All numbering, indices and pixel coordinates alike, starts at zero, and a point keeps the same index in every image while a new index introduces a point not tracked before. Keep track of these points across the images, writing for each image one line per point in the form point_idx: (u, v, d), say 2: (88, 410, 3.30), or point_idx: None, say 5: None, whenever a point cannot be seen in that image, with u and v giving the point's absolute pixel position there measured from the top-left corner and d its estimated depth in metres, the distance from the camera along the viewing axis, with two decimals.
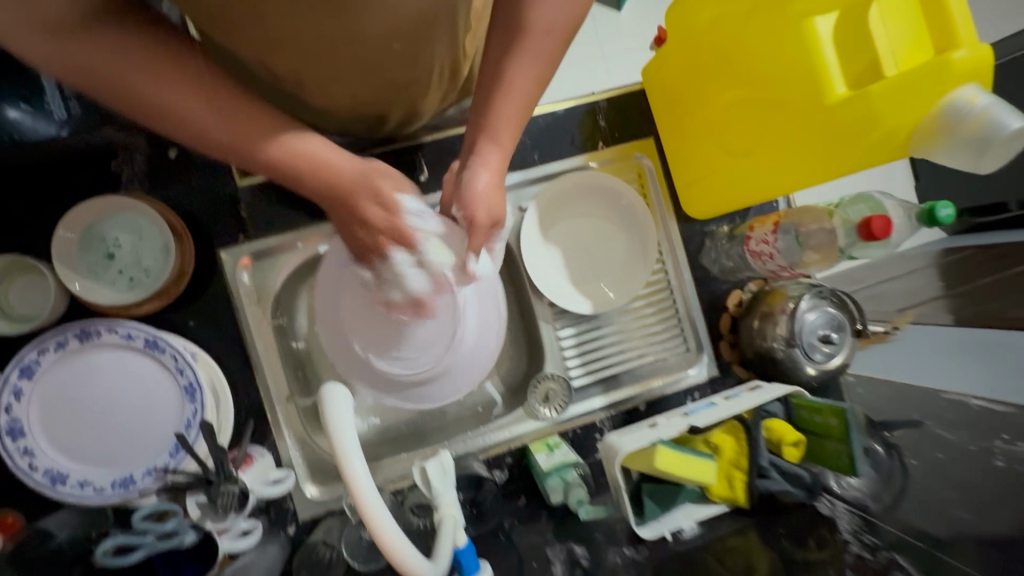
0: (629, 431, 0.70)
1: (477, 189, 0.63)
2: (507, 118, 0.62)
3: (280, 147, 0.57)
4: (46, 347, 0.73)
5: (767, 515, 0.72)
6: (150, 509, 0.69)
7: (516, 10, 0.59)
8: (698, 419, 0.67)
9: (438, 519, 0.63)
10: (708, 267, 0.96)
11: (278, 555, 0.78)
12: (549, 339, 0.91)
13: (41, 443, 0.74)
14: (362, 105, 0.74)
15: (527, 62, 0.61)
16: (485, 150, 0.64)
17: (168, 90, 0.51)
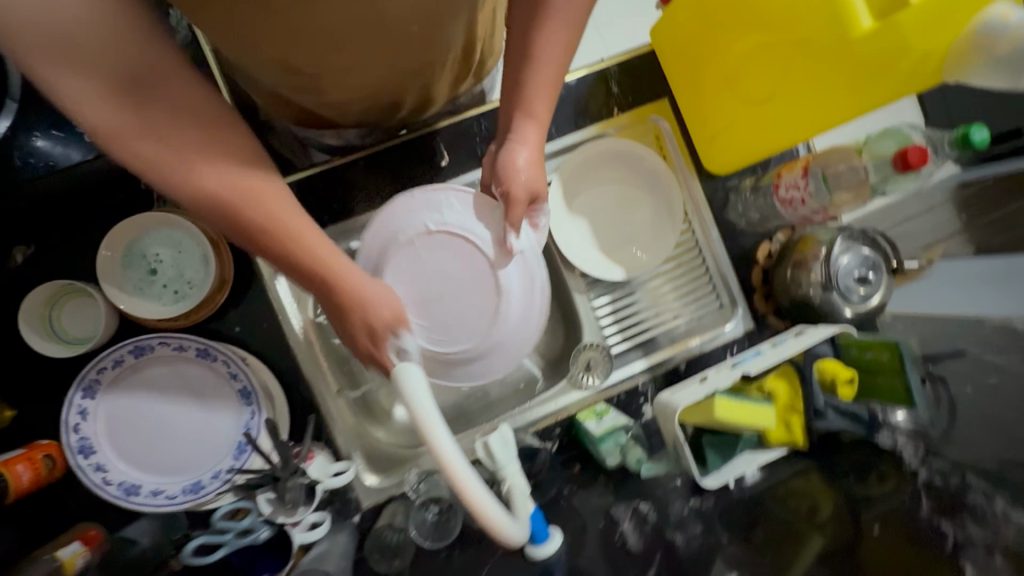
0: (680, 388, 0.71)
1: (518, 165, 0.67)
2: (541, 92, 0.65)
3: (257, 205, 0.52)
4: (105, 365, 0.76)
5: (827, 455, 0.72)
6: (226, 508, 0.72)
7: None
8: (751, 366, 0.69)
9: (507, 490, 0.64)
10: (734, 222, 0.96)
11: (348, 541, 0.80)
12: (585, 309, 0.92)
13: (112, 458, 0.76)
14: (381, 95, 0.74)
15: (554, 32, 0.62)
16: (522, 126, 0.67)
17: (204, 166, 0.49)
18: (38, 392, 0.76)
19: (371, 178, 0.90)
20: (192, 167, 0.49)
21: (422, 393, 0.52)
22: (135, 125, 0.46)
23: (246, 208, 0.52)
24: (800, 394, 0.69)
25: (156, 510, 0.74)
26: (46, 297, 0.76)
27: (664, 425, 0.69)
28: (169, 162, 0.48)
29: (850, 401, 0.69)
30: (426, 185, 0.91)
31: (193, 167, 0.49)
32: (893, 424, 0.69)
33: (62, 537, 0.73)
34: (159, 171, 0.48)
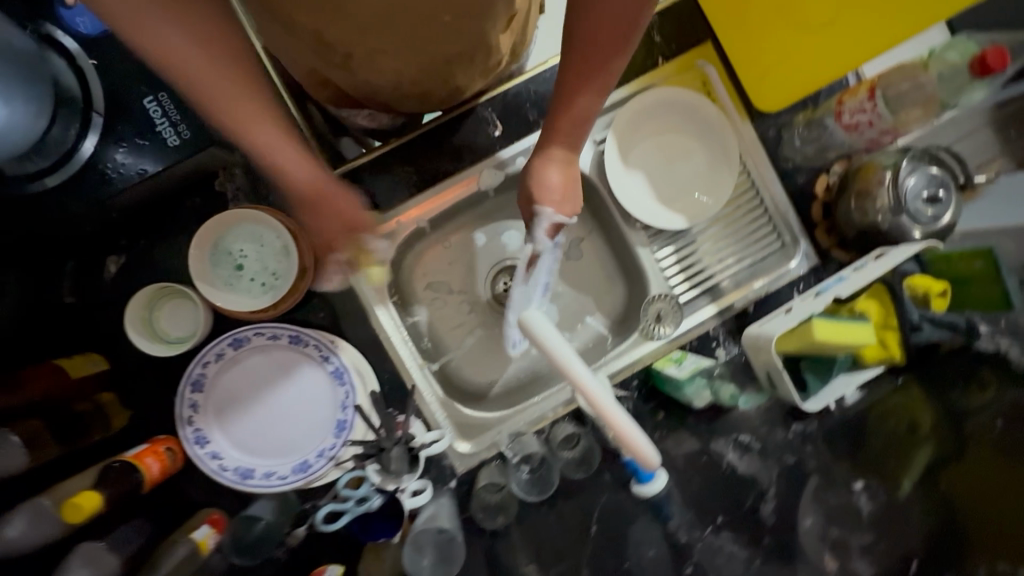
0: (767, 321, 0.72)
1: (547, 184, 0.70)
2: (578, 133, 0.67)
3: (245, 111, 0.52)
4: (208, 359, 0.80)
5: (931, 367, 0.78)
6: (346, 477, 0.78)
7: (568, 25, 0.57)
8: (845, 288, 0.67)
9: None
10: (790, 159, 0.96)
11: (451, 504, 0.84)
12: (648, 261, 0.93)
13: (225, 446, 0.81)
14: (410, 82, 0.77)
15: (590, 93, 0.62)
16: (557, 154, 0.69)
17: (184, 39, 0.47)
18: (149, 390, 0.81)
19: (428, 155, 0.91)
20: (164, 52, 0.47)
21: (557, 338, 0.64)
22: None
23: (220, 111, 0.52)
24: (892, 312, 0.68)
25: (271, 492, 0.80)
26: (146, 301, 0.80)
27: (757, 359, 0.70)
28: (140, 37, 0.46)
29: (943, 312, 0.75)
30: (481, 157, 0.92)
31: (164, 30, 0.46)
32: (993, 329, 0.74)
33: (191, 521, 0.77)
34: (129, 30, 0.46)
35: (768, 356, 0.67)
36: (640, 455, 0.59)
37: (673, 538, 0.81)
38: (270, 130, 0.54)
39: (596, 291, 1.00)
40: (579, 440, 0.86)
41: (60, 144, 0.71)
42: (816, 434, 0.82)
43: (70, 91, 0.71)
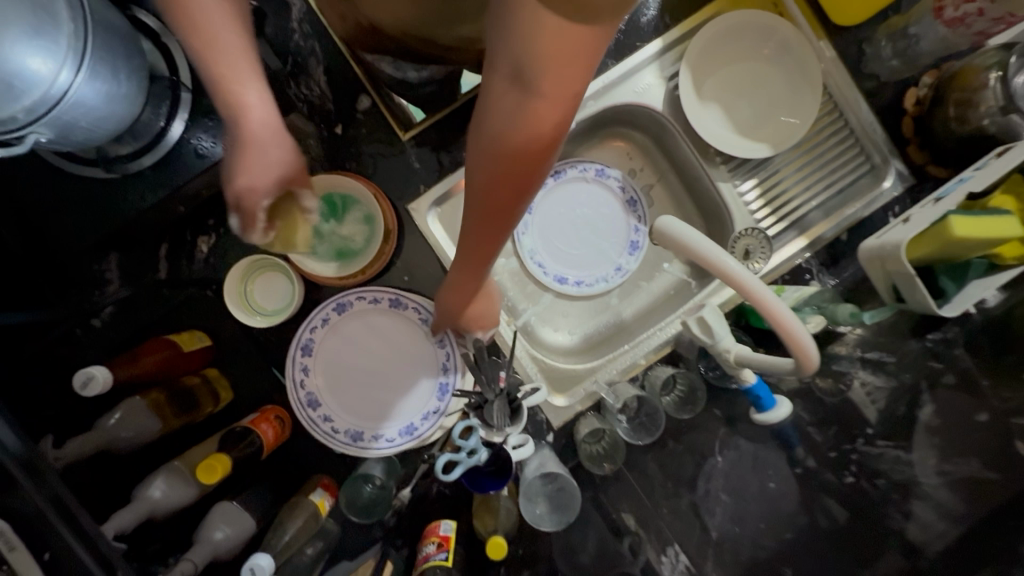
0: (885, 233, 0.70)
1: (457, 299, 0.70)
2: (476, 250, 0.58)
3: (208, 10, 0.44)
4: (315, 324, 0.82)
5: None
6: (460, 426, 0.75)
7: (486, 145, 0.46)
8: (982, 180, 0.65)
9: (732, 357, 0.70)
10: (874, 75, 0.90)
11: (553, 455, 0.82)
12: (730, 196, 0.90)
13: (335, 411, 0.81)
14: (416, 27, 0.66)
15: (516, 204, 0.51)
16: (457, 270, 0.64)
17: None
18: (249, 364, 0.83)
19: None
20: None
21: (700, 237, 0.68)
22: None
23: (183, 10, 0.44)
24: None
25: (380, 455, 0.81)
26: (239, 275, 0.81)
27: (877, 271, 0.70)
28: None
29: None
30: None
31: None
32: None
33: (305, 486, 0.79)
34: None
35: (900, 264, 0.64)
36: (796, 338, 0.62)
37: (799, 469, 0.78)
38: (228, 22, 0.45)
39: None
40: (676, 383, 0.85)
41: (152, 124, 0.72)
42: (958, 339, 0.74)
43: (160, 72, 0.74)
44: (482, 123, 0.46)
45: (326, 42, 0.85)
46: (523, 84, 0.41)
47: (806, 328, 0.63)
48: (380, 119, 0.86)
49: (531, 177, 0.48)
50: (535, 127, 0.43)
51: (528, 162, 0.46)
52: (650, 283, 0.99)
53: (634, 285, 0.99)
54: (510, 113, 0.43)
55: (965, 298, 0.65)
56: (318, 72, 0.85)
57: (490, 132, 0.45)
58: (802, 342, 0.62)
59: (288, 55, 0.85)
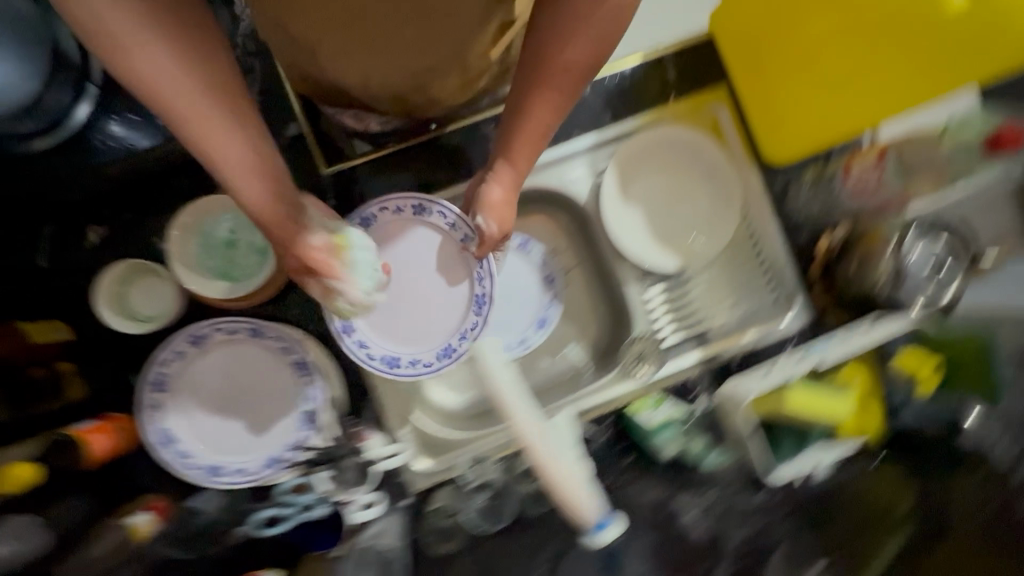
0: (747, 379, 0.82)
1: (490, 200, 0.70)
2: (523, 144, 0.67)
3: (180, 99, 0.49)
4: (167, 358, 0.79)
5: (904, 450, 0.78)
6: (292, 482, 0.76)
7: (545, 54, 0.61)
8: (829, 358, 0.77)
9: (570, 473, 0.66)
10: (793, 214, 0.93)
11: (400, 524, 0.80)
12: (635, 300, 0.91)
13: (194, 446, 0.79)
14: (384, 86, 0.75)
15: (544, 104, 0.64)
16: (498, 169, 0.70)
17: (166, 58, 0.47)
18: (108, 366, 0.80)
19: (420, 164, 0.89)
20: (171, 95, 0.49)
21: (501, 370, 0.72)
22: (113, 16, 0.44)
23: (212, 126, 0.52)
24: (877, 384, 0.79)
25: (221, 488, 0.78)
26: (118, 275, 0.79)
27: (725, 420, 0.81)
28: (151, 78, 0.48)
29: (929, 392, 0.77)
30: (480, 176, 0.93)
31: (153, 54, 0.47)
32: (974, 421, 0.74)
33: (132, 505, 0.76)
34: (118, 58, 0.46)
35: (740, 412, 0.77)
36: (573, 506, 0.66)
37: None
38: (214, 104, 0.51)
39: (583, 318, 0.96)
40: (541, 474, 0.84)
41: (51, 111, 0.71)
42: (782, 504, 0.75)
43: (68, 56, 0.72)
44: (554, 36, 0.59)
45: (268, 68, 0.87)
46: (583, 22, 0.58)
47: (546, 451, 0.66)
48: (305, 151, 0.87)
49: (578, 77, 0.63)
50: (598, 48, 0.60)
51: (575, 78, 0.62)
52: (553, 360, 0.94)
53: (537, 359, 0.94)
54: (581, 41, 0.59)
55: (803, 462, 0.77)
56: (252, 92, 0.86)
57: (563, 49, 0.60)
58: (546, 468, 0.66)
59: None
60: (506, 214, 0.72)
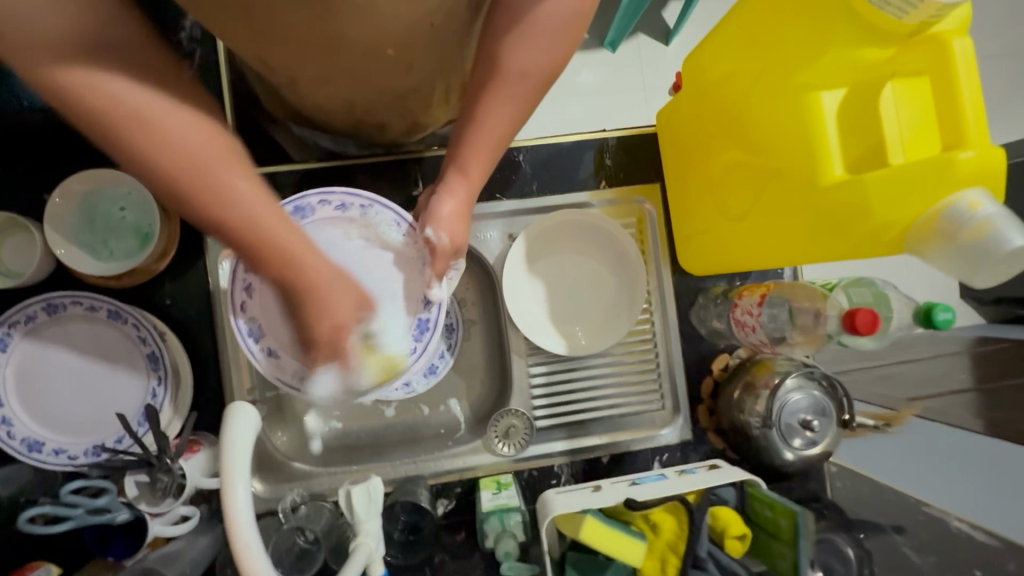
0: (570, 491, 0.71)
1: (439, 215, 0.66)
2: (475, 154, 0.63)
3: (196, 153, 0.45)
4: (17, 320, 0.76)
5: None
6: (82, 483, 0.69)
7: (494, 55, 0.59)
8: (641, 493, 0.66)
9: (353, 547, 0.61)
10: (695, 326, 0.91)
11: (207, 547, 0.76)
12: (518, 374, 0.88)
13: (19, 414, 0.76)
14: (360, 109, 0.77)
15: (497, 104, 0.61)
16: (452, 180, 0.66)
17: (164, 117, 0.44)
18: None
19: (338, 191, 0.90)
20: (162, 159, 0.44)
21: (241, 446, 0.46)
22: (136, 128, 0.43)
23: (214, 175, 0.45)
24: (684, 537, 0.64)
25: (34, 465, 0.75)
26: None
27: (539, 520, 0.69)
28: (142, 143, 0.43)
29: (734, 557, 0.65)
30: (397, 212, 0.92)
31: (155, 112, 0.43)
32: None
33: None
34: (108, 128, 0.43)
35: (545, 525, 0.65)
36: None
37: None
38: (227, 165, 0.46)
39: (469, 375, 0.92)
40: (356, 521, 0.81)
41: None
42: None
43: None
44: (503, 40, 0.58)
45: (209, 57, 0.87)
46: (532, 25, 0.57)
47: (242, 502, 0.45)
48: None
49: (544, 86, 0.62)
50: (550, 55, 0.59)
51: (544, 81, 0.61)
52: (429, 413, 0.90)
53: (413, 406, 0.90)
54: (537, 46, 0.58)
55: None
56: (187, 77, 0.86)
57: (513, 54, 0.58)
58: (232, 525, 0.45)
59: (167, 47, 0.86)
60: (458, 222, 0.67)
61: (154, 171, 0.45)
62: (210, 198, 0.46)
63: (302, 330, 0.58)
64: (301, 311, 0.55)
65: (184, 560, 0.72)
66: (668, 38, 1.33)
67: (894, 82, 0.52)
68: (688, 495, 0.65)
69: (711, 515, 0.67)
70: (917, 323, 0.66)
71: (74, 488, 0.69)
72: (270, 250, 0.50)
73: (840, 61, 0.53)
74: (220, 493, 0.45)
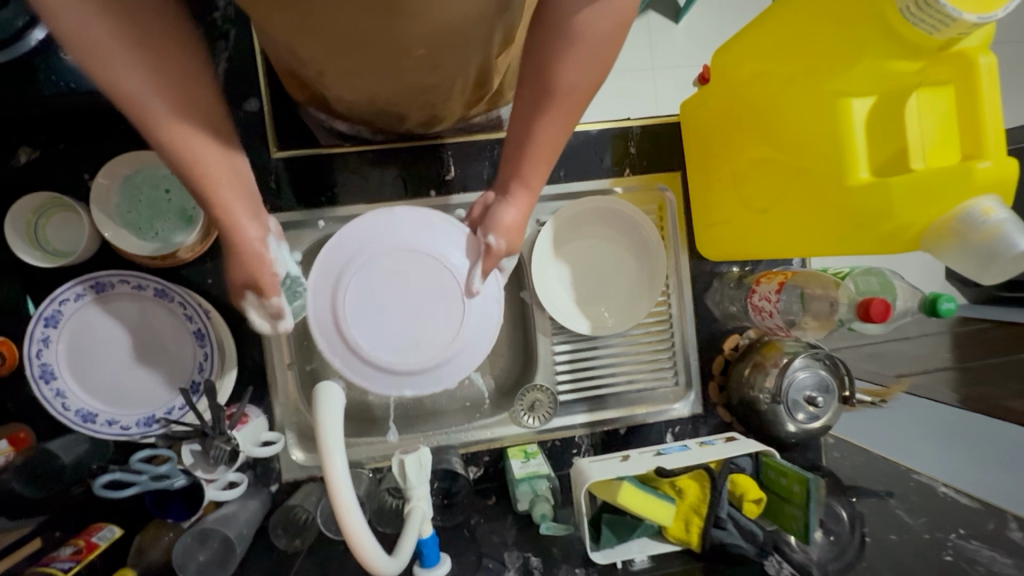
0: (600, 460, 0.78)
1: (501, 222, 0.64)
2: (535, 165, 0.59)
3: (195, 146, 0.47)
4: (66, 297, 0.78)
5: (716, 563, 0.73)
6: (147, 452, 0.75)
7: (547, 70, 0.53)
8: (668, 461, 0.74)
9: (408, 510, 0.67)
10: (710, 307, 0.97)
11: (258, 510, 0.83)
12: (544, 351, 0.92)
13: (72, 387, 0.79)
14: (382, 101, 0.78)
15: (553, 120, 0.56)
16: (514, 191, 0.62)
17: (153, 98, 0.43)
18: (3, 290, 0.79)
19: (371, 173, 0.93)
20: (142, 114, 0.44)
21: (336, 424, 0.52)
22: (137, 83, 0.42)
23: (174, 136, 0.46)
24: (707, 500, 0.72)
25: (89, 435, 0.79)
26: (35, 206, 0.78)
27: (573, 492, 0.76)
28: (129, 88, 0.42)
29: (750, 518, 0.74)
30: (427, 195, 0.95)
31: (137, 68, 0.42)
32: (783, 553, 0.72)
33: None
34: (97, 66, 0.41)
35: (580, 493, 0.73)
36: (364, 560, 0.52)
37: None
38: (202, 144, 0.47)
39: (494, 351, 0.97)
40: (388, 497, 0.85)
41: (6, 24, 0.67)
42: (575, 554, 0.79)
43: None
44: (552, 57, 0.51)
45: (243, 37, 0.87)
46: (575, 38, 0.50)
47: (342, 468, 0.51)
48: (261, 125, 0.89)
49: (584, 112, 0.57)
50: (596, 71, 0.53)
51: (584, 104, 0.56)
52: (455, 389, 0.95)
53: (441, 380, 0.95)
54: (584, 63, 0.52)
55: (618, 552, 0.74)
56: (223, 58, 0.87)
57: (565, 67, 0.52)
58: (333, 488, 0.51)
59: (200, 27, 0.86)
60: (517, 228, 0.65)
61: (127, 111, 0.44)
62: (175, 151, 0.47)
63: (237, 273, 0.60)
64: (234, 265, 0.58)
65: (238, 520, 0.79)
66: (677, 17, 1.33)
67: (919, 93, 0.55)
68: (712, 463, 0.73)
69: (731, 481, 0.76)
70: (923, 311, 0.72)
71: (142, 456, 0.75)
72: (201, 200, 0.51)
73: (871, 70, 0.57)
74: (320, 460, 0.51)
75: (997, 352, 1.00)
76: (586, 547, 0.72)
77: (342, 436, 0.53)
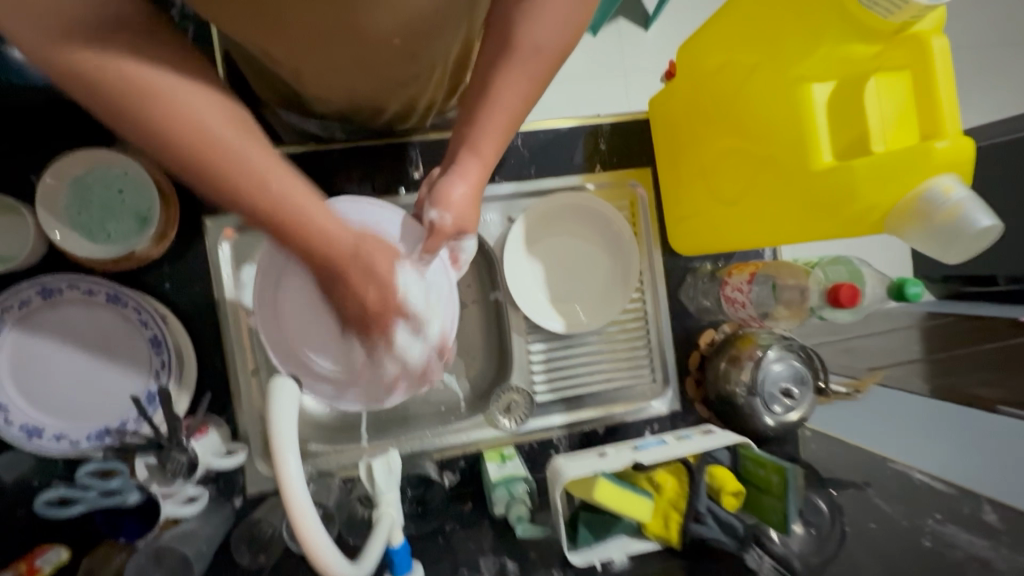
0: (577, 457, 0.77)
1: (451, 200, 0.60)
2: (489, 132, 0.58)
3: (246, 154, 0.45)
4: (10, 305, 0.74)
5: (695, 557, 0.72)
6: (96, 464, 0.70)
7: (510, 29, 0.55)
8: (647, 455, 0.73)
9: (376, 516, 0.64)
10: (685, 303, 0.96)
11: (221, 525, 0.79)
12: (518, 351, 0.90)
13: (16, 400, 0.74)
14: (361, 97, 0.75)
15: (513, 82, 0.57)
16: (464, 162, 0.60)
17: (137, 61, 0.42)
18: None
19: (338, 171, 0.90)
20: (183, 139, 0.43)
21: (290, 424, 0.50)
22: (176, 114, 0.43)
23: (226, 152, 0.44)
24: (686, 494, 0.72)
25: (34, 451, 0.74)
26: None
27: (549, 493, 0.75)
28: (159, 115, 0.42)
29: (730, 511, 0.73)
30: (397, 193, 0.92)
31: (165, 93, 0.42)
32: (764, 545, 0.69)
33: None
34: (128, 110, 0.42)
35: (555, 493, 0.72)
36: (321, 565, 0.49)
37: None
38: (259, 155, 0.45)
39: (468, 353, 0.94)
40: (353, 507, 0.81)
41: None
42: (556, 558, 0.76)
43: None
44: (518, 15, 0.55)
45: (202, 34, 0.85)
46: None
47: (296, 470, 0.48)
48: None
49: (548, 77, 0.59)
50: (564, 26, 0.55)
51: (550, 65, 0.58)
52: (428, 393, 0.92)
53: None
54: (550, 19, 0.55)
55: (596, 551, 0.74)
56: None
57: (528, 27, 0.55)
58: (286, 492, 0.48)
59: None
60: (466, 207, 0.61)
61: (164, 142, 0.43)
62: (233, 176, 0.45)
63: (348, 312, 0.56)
64: (343, 287, 0.53)
65: (197, 538, 0.74)
66: (647, 23, 1.35)
67: (877, 77, 0.56)
68: (689, 456, 0.73)
69: (709, 474, 0.75)
70: (891, 296, 0.73)
71: (89, 470, 0.70)
72: (288, 218, 0.47)
73: (832, 54, 0.57)
74: (271, 460, 0.48)
75: (965, 342, 1.01)
76: (562, 547, 0.71)
77: (296, 436, 0.50)
